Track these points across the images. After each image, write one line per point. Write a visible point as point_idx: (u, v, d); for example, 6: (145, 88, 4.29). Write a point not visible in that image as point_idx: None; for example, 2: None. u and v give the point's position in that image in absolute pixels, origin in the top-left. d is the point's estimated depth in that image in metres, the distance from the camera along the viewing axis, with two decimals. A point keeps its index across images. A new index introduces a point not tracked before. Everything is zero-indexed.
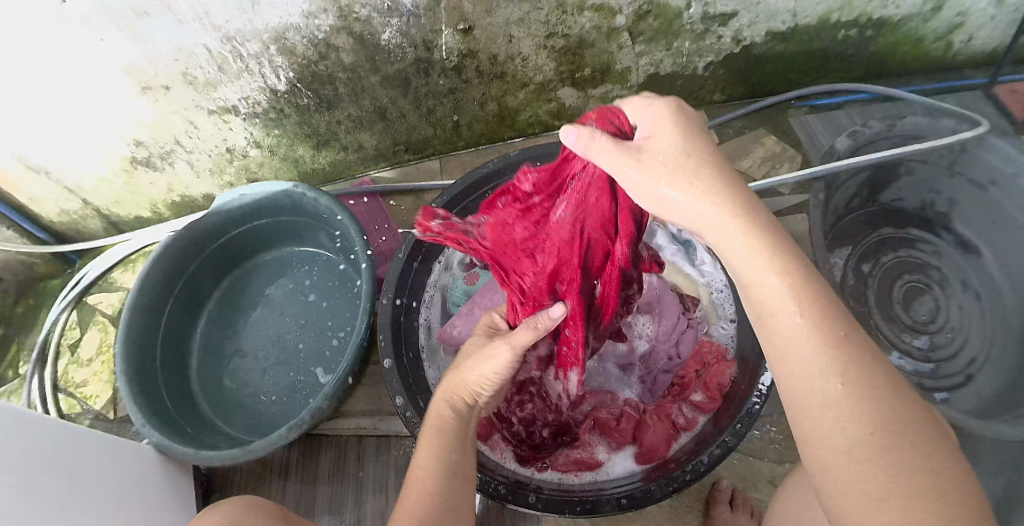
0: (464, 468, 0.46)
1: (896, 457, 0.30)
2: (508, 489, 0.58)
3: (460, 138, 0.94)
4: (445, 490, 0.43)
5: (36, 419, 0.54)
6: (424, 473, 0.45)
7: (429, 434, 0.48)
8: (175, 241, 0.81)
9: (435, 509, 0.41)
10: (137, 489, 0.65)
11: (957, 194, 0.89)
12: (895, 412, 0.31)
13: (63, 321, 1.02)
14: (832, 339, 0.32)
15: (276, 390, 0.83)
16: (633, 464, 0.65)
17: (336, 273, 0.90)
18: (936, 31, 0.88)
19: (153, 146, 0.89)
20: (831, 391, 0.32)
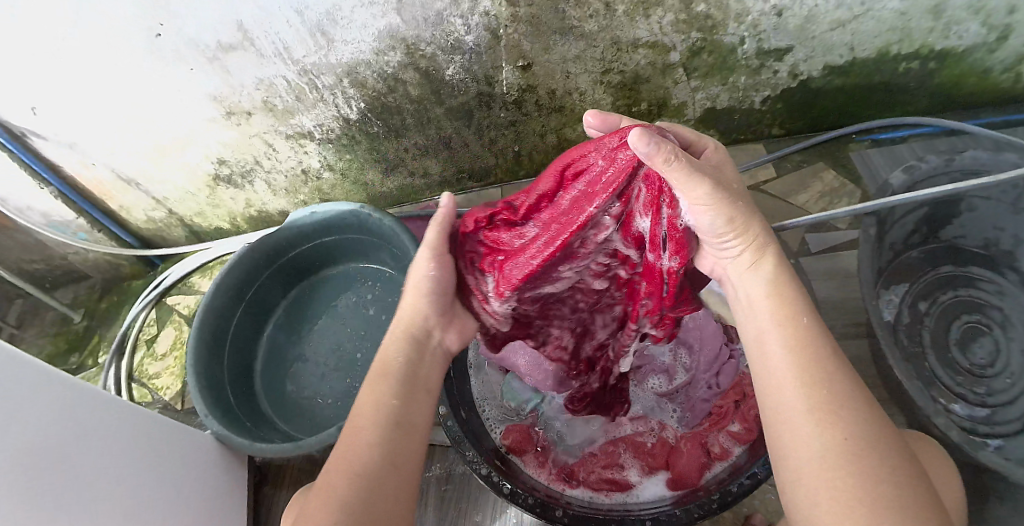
0: (405, 418, 0.48)
1: (863, 469, 0.36)
2: (537, 501, 0.61)
3: (520, 169, 0.98)
4: (387, 442, 0.45)
5: (51, 403, 0.50)
6: (366, 423, 0.46)
7: (374, 377, 0.51)
8: (251, 251, 0.88)
9: (375, 463, 0.43)
10: (143, 475, 0.61)
11: (1022, 231, 0.84)
12: (868, 434, 0.38)
13: (143, 318, 1.12)
14: (806, 376, 0.41)
15: (332, 395, 0.89)
16: (664, 490, 0.67)
17: (396, 289, 0.94)
18: (1002, 63, 0.85)
19: (234, 165, 0.97)
20: (803, 413, 0.39)
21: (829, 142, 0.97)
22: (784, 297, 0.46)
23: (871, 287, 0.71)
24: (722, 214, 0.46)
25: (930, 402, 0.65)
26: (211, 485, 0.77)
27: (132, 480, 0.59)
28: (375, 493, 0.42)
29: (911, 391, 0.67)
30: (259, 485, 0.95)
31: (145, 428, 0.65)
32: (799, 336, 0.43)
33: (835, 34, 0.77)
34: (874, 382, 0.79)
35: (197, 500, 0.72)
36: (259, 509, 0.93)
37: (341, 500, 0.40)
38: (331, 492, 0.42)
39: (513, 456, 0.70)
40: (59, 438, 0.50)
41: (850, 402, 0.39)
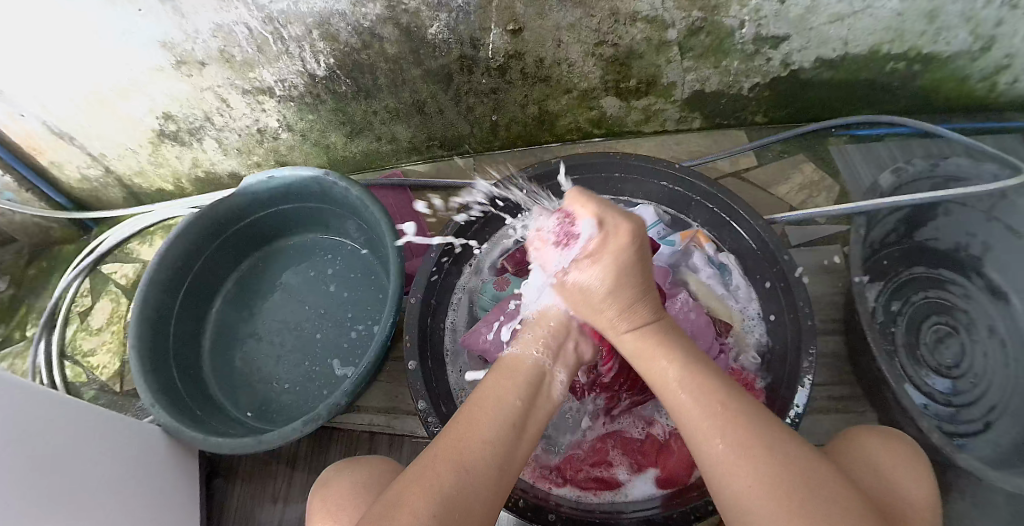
0: (521, 424, 0.45)
1: (768, 465, 0.36)
2: (528, 504, 0.59)
3: (496, 138, 0.93)
4: (501, 444, 0.42)
5: None
6: (493, 427, 0.43)
7: (500, 376, 0.49)
8: (199, 219, 0.79)
9: (488, 465, 0.40)
10: (68, 465, 0.59)
11: (993, 239, 0.88)
12: (770, 434, 0.38)
13: (75, 288, 1.01)
14: (701, 390, 0.42)
15: (289, 378, 0.82)
16: (653, 488, 0.64)
17: (359, 264, 0.88)
18: (981, 72, 0.85)
19: (182, 121, 0.88)
20: (708, 423, 0.40)
21: (811, 135, 0.95)
22: (672, 355, 0.47)
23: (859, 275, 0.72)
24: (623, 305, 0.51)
25: (916, 406, 0.65)
26: (158, 481, 0.75)
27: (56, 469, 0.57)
28: (476, 497, 0.38)
29: (896, 391, 0.67)
30: (212, 474, 0.88)
31: (74, 419, 0.63)
32: (705, 386, 0.42)
33: (833, 27, 0.75)
34: (847, 377, 0.80)
35: (136, 496, 0.69)
36: (212, 499, 0.87)
37: (445, 493, 0.37)
38: (434, 481, 0.38)
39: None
40: None
41: (787, 456, 0.37)
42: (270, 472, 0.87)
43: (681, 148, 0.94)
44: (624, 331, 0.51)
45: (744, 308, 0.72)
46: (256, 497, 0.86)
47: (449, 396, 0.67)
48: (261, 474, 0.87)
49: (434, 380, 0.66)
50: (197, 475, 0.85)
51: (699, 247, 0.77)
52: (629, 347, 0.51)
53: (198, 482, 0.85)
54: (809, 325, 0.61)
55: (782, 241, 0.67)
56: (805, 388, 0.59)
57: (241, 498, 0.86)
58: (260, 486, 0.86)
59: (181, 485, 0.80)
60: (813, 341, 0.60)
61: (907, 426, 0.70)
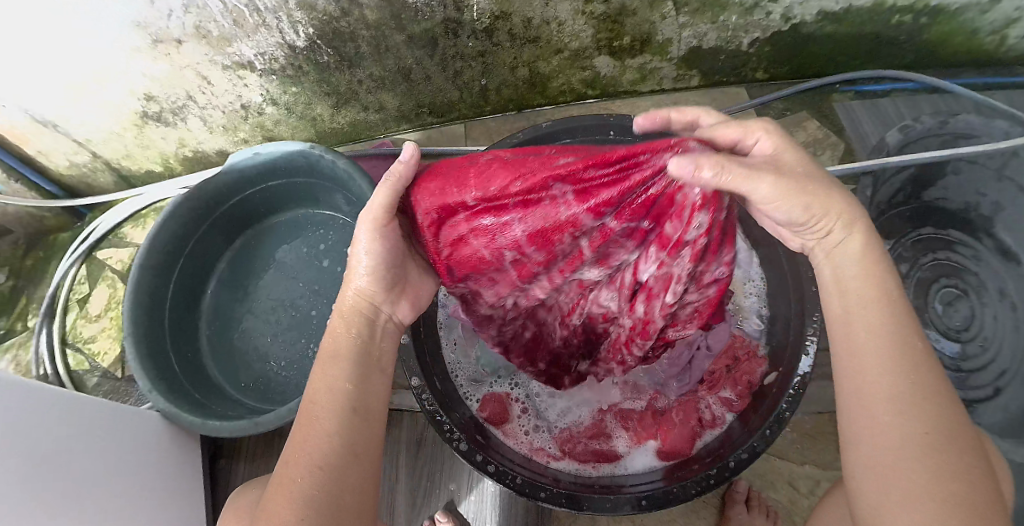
0: (362, 402, 0.44)
1: (941, 461, 0.35)
2: (524, 482, 0.59)
3: (486, 103, 0.91)
4: (348, 429, 0.42)
5: (31, 401, 0.58)
6: (324, 410, 0.43)
7: (325, 360, 0.46)
8: (187, 200, 0.78)
9: (332, 449, 0.41)
10: (99, 460, 0.64)
11: (1005, 198, 0.82)
12: (950, 438, 0.36)
13: (72, 275, 1.00)
14: (902, 361, 0.38)
15: (286, 356, 0.81)
16: (653, 460, 0.65)
17: (353, 238, 0.86)
18: (992, 24, 0.80)
19: (165, 101, 0.86)
20: (893, 399, 0.37)
21: (813, 91, 0.91)
22: (877, 277, 0.42)
23: None
24: (797, 204, 0.40)
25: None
26: (166, 491, 0.75)
27: (63, 469, 0.59)
28: (339, 483, 0.40)
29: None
30: (215, 457, 0.89)
31: (87, 424, 0.65)
32: (896, 337, 0.39)
33: None
34: None
35: (144, 505, 0.69)
36: (217, 482, 0.87)
37: (303, 494, 0.38)
38: (290, 484, 0.39)
39: (491, 427, 0.67)
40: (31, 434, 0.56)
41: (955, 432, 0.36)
42: (274, 453, 0.87)
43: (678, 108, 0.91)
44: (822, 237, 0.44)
45: (746, 272, 0.72)
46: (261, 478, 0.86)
47: (443, 372, 0.67)
48: (264, 456, 0.87)
49: (425, 350, 0.65)
50: (200, 459, 0.85)
51: None
52: (844, 262, 0.43)
53: (202, 466, 0.85)
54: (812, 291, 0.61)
55: None
56: (808, 356, 0.59)
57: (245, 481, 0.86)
58: (263, 466, 0.86)
59: (184, 471, 0.80)
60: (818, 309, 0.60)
61: None
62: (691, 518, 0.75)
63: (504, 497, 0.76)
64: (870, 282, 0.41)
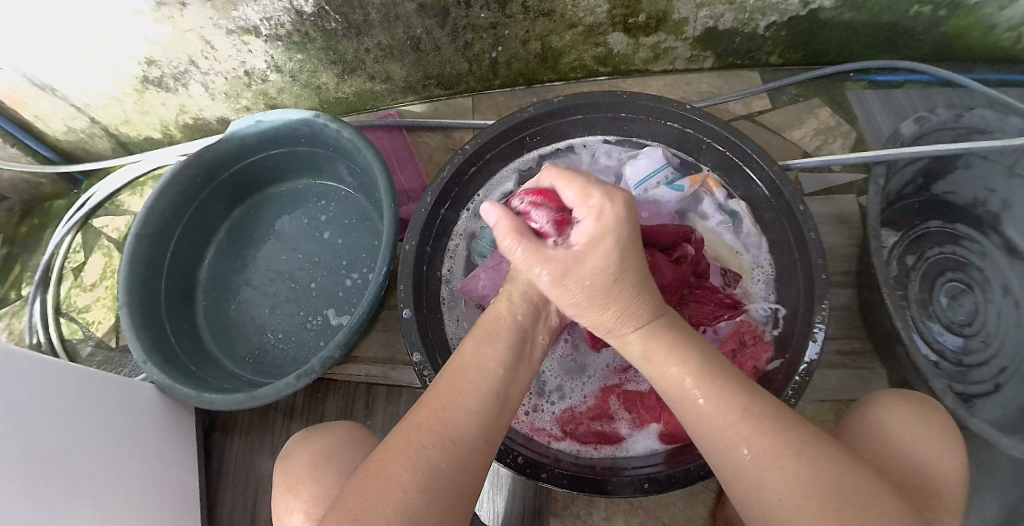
0: (505, 391, 0.44)
1: (826, 514, 0.34)
2: (525, 462, 0.58)
3: (496, 77, 0.89)
4: (487, 414, 0.42)
5: (42, 383, 0.59)
6: (470, 386, 0.43)
7: (482, 338, 0.47)
8: (186, 168, 0.76)
9: (471, 430, 0.40)
10: (109, 437, 0.66)
11: (1014, 196, 0.81)
12: (823, 481, 0.35)
13: (67, 243, 0.98)
14: (736, 410, 0.38)
15: (284, 329, 0.80)
16: (655, 443, 0.64)
17: (354, 209, 0.85)
18: (1010, 21, 0.78)
19: (166, 66, 0.84)
20: (745, 455, 0.37)
21: (827, 78, 0.90)
22: (681, 357, 0.42)
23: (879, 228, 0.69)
24: (588, 307, 0.45)
25: (930, 368, 0.64)
26: (171, 461, 0.77)
27: (76, 447, 0.60)
28: (464, 467, 0.39)
29: (912, 353, 0.66)
30: (210, 429, 0.88)
31: (97, 401, 0.66)
32: (717, 379, 0.40)
33: None
34: (858, 332, 0.78)
35: (153, 477, 0.72)
36: (211, 454, 0.86)
37: (430, 465, 0.37)
38: (417, 451, 0.38)
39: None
40: (42, 416, 0.57)
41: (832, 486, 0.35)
42: (270, 427, 0.86)
43: (690, 89, 0.90)
44: (628, 332, 0.45)
45: (755, 257, 0.71)
46: (256, 451, 0.85)
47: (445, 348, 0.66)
48: (259, 430, 0.86)
49: (428, 325, 0.64)
50: (194, 431, 0.84)
51: (709, 193, 0.74)
52: (637, 352, 0.45)
53: (196, 438, 0.84)
54: (821, 280, 0.59)
55: (800, 190, 0.62)
56: (817, 344, 0.57)
57: (240, 453, 0.86)
58: (260, 439, 0.86)
59: (179, 444, 0.80)
60: (826, 296, 0.58)
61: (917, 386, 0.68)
62: (689, 502, 0.74)
63: (502, 476, 0.76)
64: (673, 342, 0.43)
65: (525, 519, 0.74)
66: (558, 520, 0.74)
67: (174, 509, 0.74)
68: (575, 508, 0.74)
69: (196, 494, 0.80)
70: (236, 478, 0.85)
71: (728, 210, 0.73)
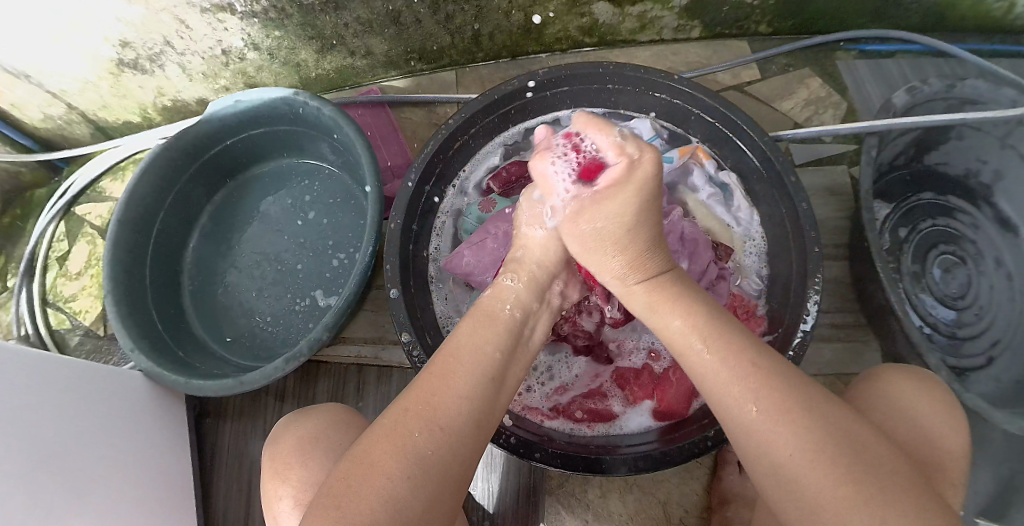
0: (499, 377, 0.42)
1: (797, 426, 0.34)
2: (518, 442, 0.57)
3: (479, 50, 0.87)
4: (481, 398, 0.40)
5: (32, 376, 0.58)
6: (462, 368, 0.41)
7: (478, 323, 0.46)
8: (166, 151, 0.74)
9: (465, 417, 0.38)
10: (105, 428, 0.66)
11: (1005, 166, 0.81)
12: (802, 403, 0.35)
13: (50, 232, 0.96)
14: (718, 335, 0.40)
15: (272, 312, 0.79)
16: (648, 420, 0.64)
17: (339, 189, 0.83)
18: None
19: (141, 47, 0.82)
20: (722, 379, 0.38)
21: (818, 47, 0.89)
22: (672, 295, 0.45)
23: (870, 200, 0.68)
24: (607, 258, 0.49)
25: (923, 341, 0.64)
26: (168, 448, 0.77)
27: (72, 443, 0.60)
28: (453, 455, 0.36)
29: (905, 325, 0.65)
30: (200, 417, 0.87)
31: (91, 394, 0.66)
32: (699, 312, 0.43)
33: None
34: (851, 305, 0.78)
35: (150, 463, 0.72)
36: (203, 442, 0.85)
37: (419, 453, 0.35)
38: (405, 438, 0.36)
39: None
40: (35, 412, 0.57)
41: (806, 396, 0.36)
42: (262, 413, 0.86)
43: (677, 60, 0.89)
44: (634, 283, 0.48)
45: (746, 230, 0.71)
46: (249, 437, 0.85)
47: (434, 327, 0.65)
48: (250, 416, 0.86)
49: (416, 304, 0.63)
50: (185, 420, 0.83)
51: (700, 165, 0.73)
52: (640, 305, 0.47)
53: (187, 427, 0.83)
54: (814, 251, 0.58)
55: (791, 160, 0.61)
56: (809, 317, 0.57)
57: (233, 441, 0.85)
58: (252, 425, 0.85)
59: (169, 434, 0.79)
60: (818, 269, 0.57)
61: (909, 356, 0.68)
62: (683, 479, 0.74)
63: (496, 456, 0.76)
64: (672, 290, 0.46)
65: (520, 498, 0.74)
66: (553, 498, 0.74)
67: (169, 499, 0.74)
68: (570, 485, 0.74)
69: (190, 483, 0.80)
70: (230, 466, 0.84)
71: (719, 183, 0.72)
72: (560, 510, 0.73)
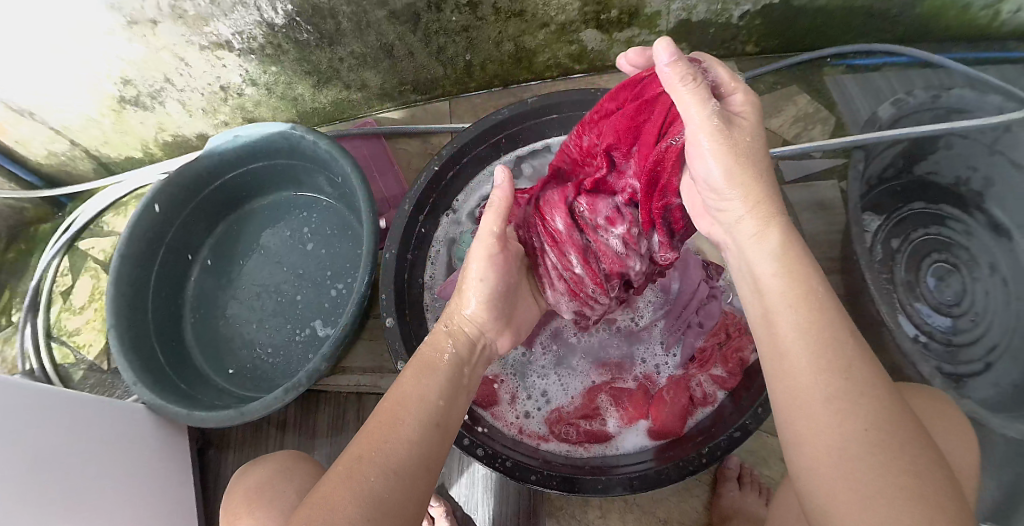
0: (445, 422, 0.42)
1: (861, 428, 0.32)
2: (514, 465, 0.58)
3: (471, 79, 0.89)
4: (427, 442, 0.40)
5: (37, 409, 0.59)
6: (408, 410, 0.41)
7: (415, 372, 0.45)
8: (166, 186, 0.76)
9: (410, 456, 0.38)
10: (110, 458, 0.67)
11: (994, 173, 0.82)
12: (874, 402, 0.33)
13: (55, 266, 0.97)
14: (810, 318, 0.36)
15: (272, 343, 0.80)
16: (645, 440, 0.64)
17: (336, 219, 0.85)
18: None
19: (141, 85, 0.83)
20: (803, 364, 0.35)
21: (805, 64, 0.90)
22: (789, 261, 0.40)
23: (858, 214, 0.69)
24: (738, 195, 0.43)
25: (916, 351, 0.65)
26: (172, 477, 0.78)
27: (79, 473, 0.61)
28: (408, 495, 0.36)
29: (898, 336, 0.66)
30: (203, 446, 0.88)
31: (96, 424, 0.67)
32: (807, 290, 0.38)
33: None
34: None
35: (154, 492, 0.73)
36: (205, 471, 0.86)
37: (376, 495, 0.35)
38: (357, 479, 0.36)
39: (480, 408, 0.66)
40: (42, 444, 0.58)
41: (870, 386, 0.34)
42: (261, 441, 0.86)
43: None
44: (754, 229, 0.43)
45: None
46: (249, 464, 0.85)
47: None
48: (252, 445, 0.86)
49: (413, 332, 0.64)
50: (187, 449, 0.84)
51: None
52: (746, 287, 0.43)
53: (190, 457, 0.84)
54: None
55: None
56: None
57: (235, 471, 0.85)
58: (252, 453, 0.85)
59: (171, 463, 0.79)
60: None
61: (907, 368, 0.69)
62: (684, 497, 0.74)
63: (496, 479, 0.76)
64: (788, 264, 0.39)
65: (520, 522, 0.74)
66: (554, 520, 0.74)
67: (169, 521, 0.74)
68: (571, 507, 0.74)
69: (192, 513, 0.80)
70: None
71: None
72: None
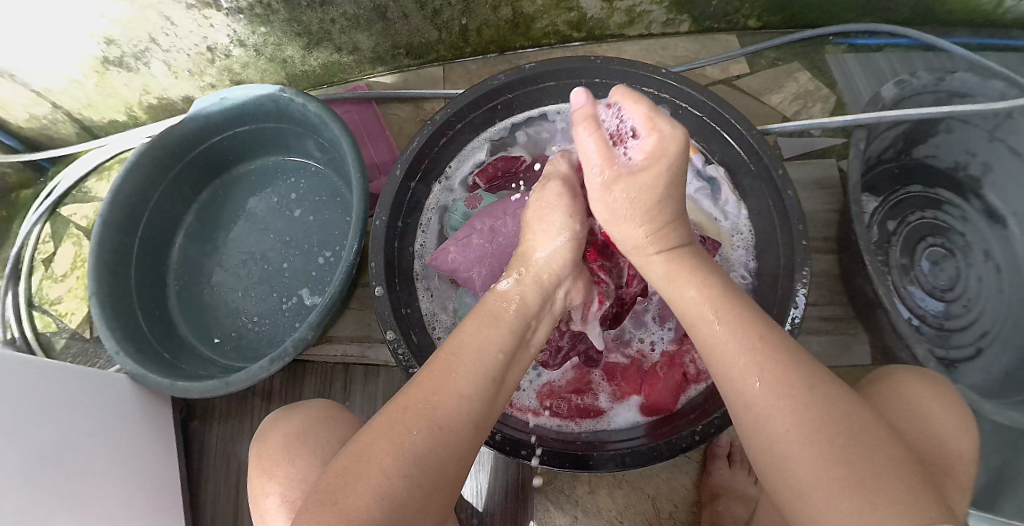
0: (499, 379, 0.41)
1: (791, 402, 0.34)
2: (504, 439, 0.57)
3: (466, 44, 0.87)
4: (478, 400, 0.39)
5: (21, 378, 0.58)
6: (466, 364, 0.40)
7: (480, 323, 0.44)
8: (150, 149, 0.73)
9: (464, 415, 0.37)
10: (96, 429, 0.66)
11: (994, 159, 0.81)
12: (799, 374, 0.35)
13: (36, 233, 0.95)
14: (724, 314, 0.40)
15: (258, 312, 0.78)
16: (636, 416, 0.64)
17: (325, 186, 0.83)
18: None
19: (125, 45, 0.81)
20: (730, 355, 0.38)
21: (807, 41, 0.89)
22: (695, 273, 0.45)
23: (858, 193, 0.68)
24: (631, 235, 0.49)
25: (912, 333, 0.64)
26: (158, 448, 0.77)
27: (65, 444, 0.60)
28: (449, 455, 0.36)
29: (893, 317, 0.65)
30: (189, 418, 0.86)
31: (82, 394, 0.66)
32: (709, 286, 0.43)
33: None
34: (840, 298, 0.78)
35: (140, 464, 0.72)
36: (190, 444, 0.85)
37: (418, 452, 0.34)
38: (404, 434, 0.35)
39: None
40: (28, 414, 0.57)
41: (822, 392, 0.34)
42: (249, 412, 0.85)
43: (667, 54, 0.89)
44: (653, 253, 0.48)
45: (734, 224, 0.71)
46: (237, 436, 0.84)
47: (421, 326, 0.65)
48: (238, 417, 0.85)
49: (402, 300, 0.63)
50: (171, 421, 0.82)
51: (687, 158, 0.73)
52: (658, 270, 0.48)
53: (173, 428, 0.82)
54: (803, 247, 0.58)
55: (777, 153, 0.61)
56: (798, 308, 0.56)
57: (219, 443, 0.84)
58: (240, 425, 0.85)
59: (156, 435, 0.78)
60: (806, 263, 0.57)
61: (899, 350, 0.68)
62: (673, 474, 0.74)
63: (484, 453, 0.76)
64: None
65: (509, 496, 0.74)
66: (543, 495, 0.74)
67: (154, 495, 0.73)
68: (560, 482, 0.74)
69: (177, 484, 0.79)
70: (219, 467, 0.83)
71: (706, 177, 0.72)
72: (549, 507, 0.73)
